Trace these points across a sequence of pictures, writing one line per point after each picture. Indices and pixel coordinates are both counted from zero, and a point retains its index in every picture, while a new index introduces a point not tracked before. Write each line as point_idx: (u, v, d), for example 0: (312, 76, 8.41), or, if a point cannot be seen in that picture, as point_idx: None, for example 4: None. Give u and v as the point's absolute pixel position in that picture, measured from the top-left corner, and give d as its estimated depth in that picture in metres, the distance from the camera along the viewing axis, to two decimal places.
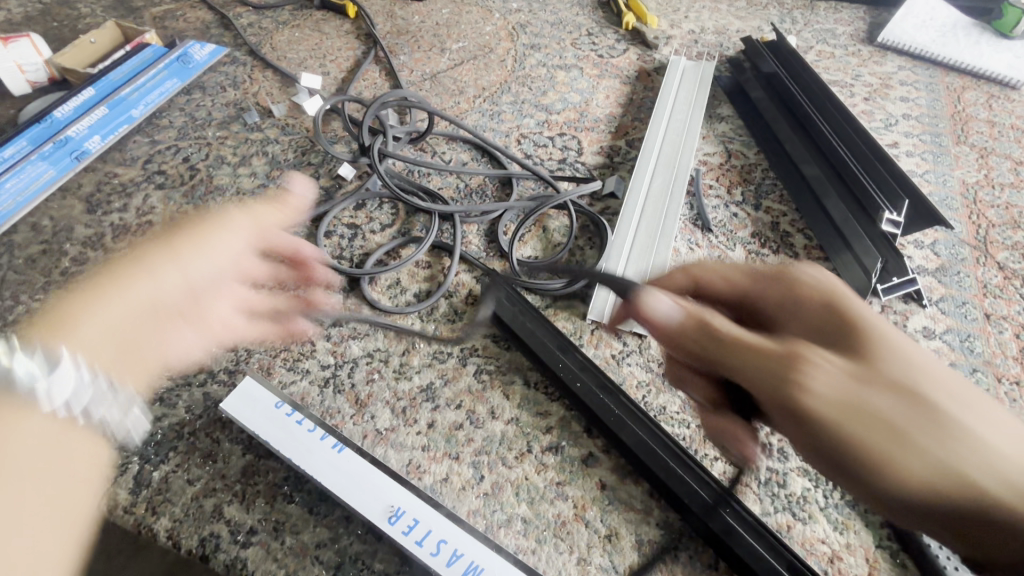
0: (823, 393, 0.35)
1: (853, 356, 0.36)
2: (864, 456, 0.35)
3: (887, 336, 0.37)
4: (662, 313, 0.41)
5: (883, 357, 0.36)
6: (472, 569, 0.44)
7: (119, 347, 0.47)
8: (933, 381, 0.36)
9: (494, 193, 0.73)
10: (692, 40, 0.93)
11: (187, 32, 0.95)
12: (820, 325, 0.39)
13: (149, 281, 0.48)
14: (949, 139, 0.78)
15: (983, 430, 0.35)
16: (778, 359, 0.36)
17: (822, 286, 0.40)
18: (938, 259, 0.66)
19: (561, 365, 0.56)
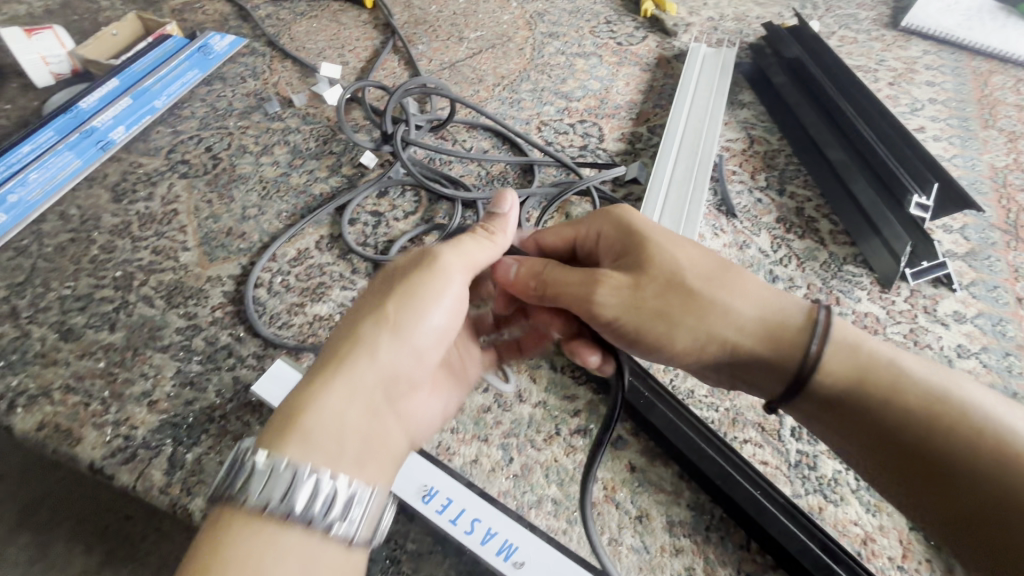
0: (609, 302, 0.48)
1: (633, 270, 0.49)
2: (650, 337, 0.48)
3: (654, 245, 0.49)
4: (507, 273, 0.54)
5: (652, 262, 0.48)
6: (507, 548, 0.44)
7: (369, 444, 0.43)
8: (692, 271, 0.48)
9: (516, 180, 0.73)
10: (712, 27, 0.92)
11: (206, 24, 0.95)
12: (618, 251, 0.51)
13: (384, 362, 0.44)
14: (976, 124, 0.77)
15: (730, 297, 0.47)
16: (578, 285, 0.49)
17: (614, 223, 0.52)
18: (968, 243, 0.65)
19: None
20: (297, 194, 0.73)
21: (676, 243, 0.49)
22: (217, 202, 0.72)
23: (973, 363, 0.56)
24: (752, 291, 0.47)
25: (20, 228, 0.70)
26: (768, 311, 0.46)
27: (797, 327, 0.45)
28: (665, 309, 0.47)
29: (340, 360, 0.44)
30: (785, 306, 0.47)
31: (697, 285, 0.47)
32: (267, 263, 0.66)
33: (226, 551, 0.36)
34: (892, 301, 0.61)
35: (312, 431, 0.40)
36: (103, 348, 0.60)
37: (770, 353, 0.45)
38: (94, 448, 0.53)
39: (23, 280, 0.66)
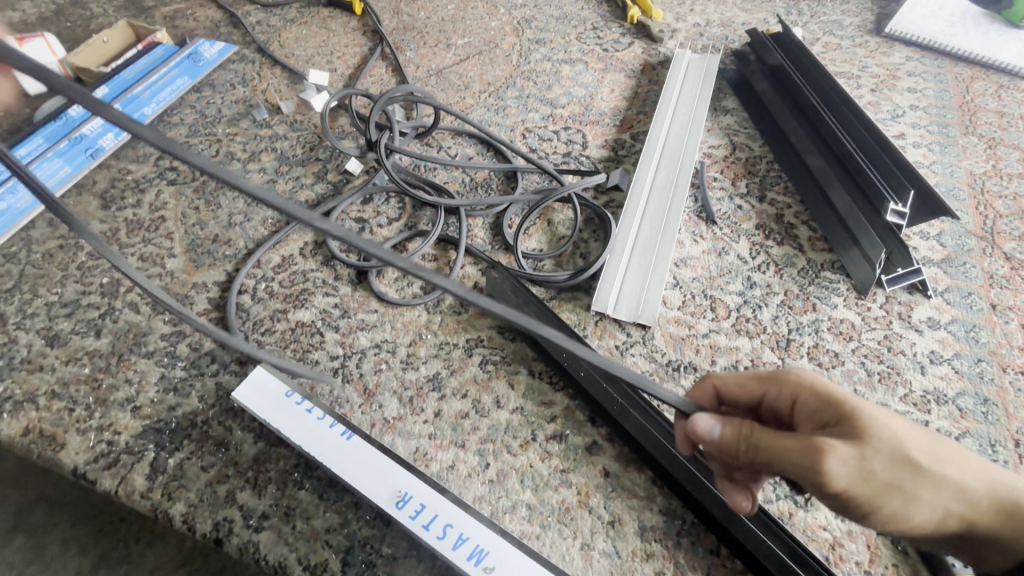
0: (842, 474, 0.36)
1: (859, 437, 0.38)
2: (879, 516, 0.38)
3: (878, 410, 0.39)
4: (708, 430, 0.41)
5: (880, 431, 0.38)
6: (477, 553, 0.45)
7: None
8: (923, 444, 0.39)
9: (499, 187, 0.74)
10: (697, 33, 0.93)
11: (197, 31, 0.96)
12: (821, 416, 0.41)
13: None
14: (957, 130, 0.77)
15: (966, 471, 0.39)
16: (805, 452, 0.37)
17: (807, 377, 0.42)
18: (944, 249, 0.65)
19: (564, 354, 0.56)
20: (283, 201, 0.74)
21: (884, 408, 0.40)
22: (204, 209, 0.73)
23: (945, 369, 0.57)
24: (974, 460, 0.40)
25: (8, 236, 0.70)
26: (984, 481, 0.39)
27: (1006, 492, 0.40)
28: (897, 485, 0.37)
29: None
30: (992, 471, 0.40)
31: (925, 458, 0.38)
32: (253, 270, 0.67)
33: None
34: (867, 308, 0.61)
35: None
36: (89, 354, 0.61)
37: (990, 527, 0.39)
38: (78, 453, 0.54)
39: (12, 287, 0.66)
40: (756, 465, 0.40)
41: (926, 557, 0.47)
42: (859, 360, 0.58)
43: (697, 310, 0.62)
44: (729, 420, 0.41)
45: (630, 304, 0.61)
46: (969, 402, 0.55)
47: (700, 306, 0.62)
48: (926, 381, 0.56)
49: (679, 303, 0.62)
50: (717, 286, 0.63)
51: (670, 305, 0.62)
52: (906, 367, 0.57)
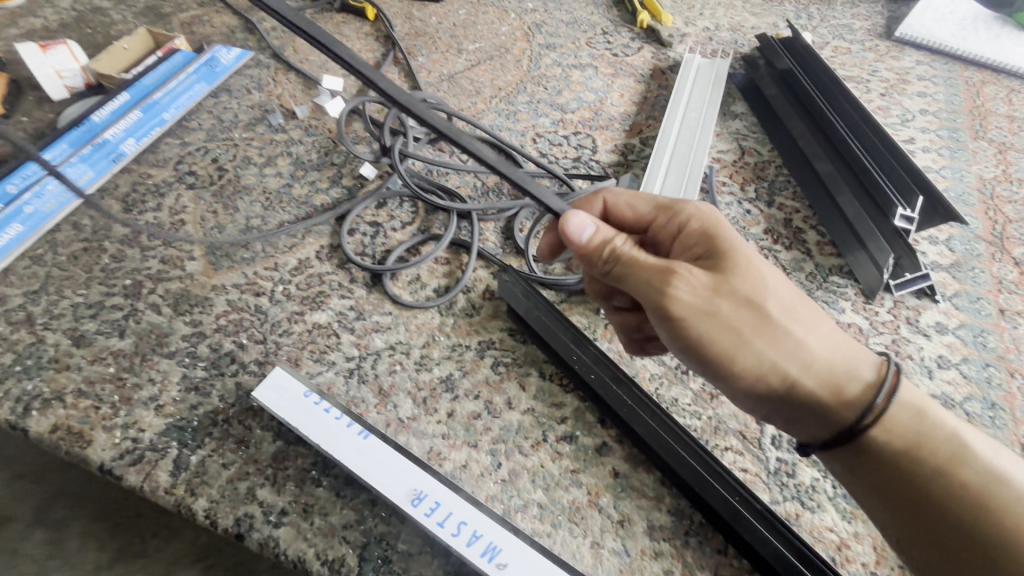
0: (681, 297, 0.44)
1: (716, 276, 0.45)
2: (704, 346, 0.44)
3: (752, 262, 0.46)
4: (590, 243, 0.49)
5: (739, 275, 0.45)
6: (491, 550, 0.46)
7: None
8: (780, 300, 0.45)
9: (510, 191, 0.75)
10: (707, 38, 0.94)
11: (213, 37, 0.98)
12: (701, 259, 0.48)
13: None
14: (967, 135, 0.77)
15: (815, 334, 0.45)
16: (660, 272, 0.45)
17: (709, 225, 0.48)
18: (953, 254, 0.66)
19: (575, 357, 0.58)
20: (299, 205, 0.75)
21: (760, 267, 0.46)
22: (222, 213, 0.75)
23: (953, 374, 0.57)
24: (832, 330, 0.46)
25: (36, 237, 0.72)
26: (832, 357, 0.45)
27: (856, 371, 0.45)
28: (728, 322, 0.44)
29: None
30: (847, 349, 0.45)
31: (774, 309, 0.44)
32: (271, 273, 0.69)
33: None
34: (875, 312, 0.62)
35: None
36: (113, 354, 0.63)
37: (820, 395, 0.44)
38: (104, 449, 0.56)
39: (38, 288, 0.68)
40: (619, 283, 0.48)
41: None
42: None
43: None
44: (606, 229, 0.49)
45: None
46: (977, 407, 0.55)
47: None
48: (933, 385, 0.57)
49: None
50: None
51: None
52: (914, 371, 0.58)
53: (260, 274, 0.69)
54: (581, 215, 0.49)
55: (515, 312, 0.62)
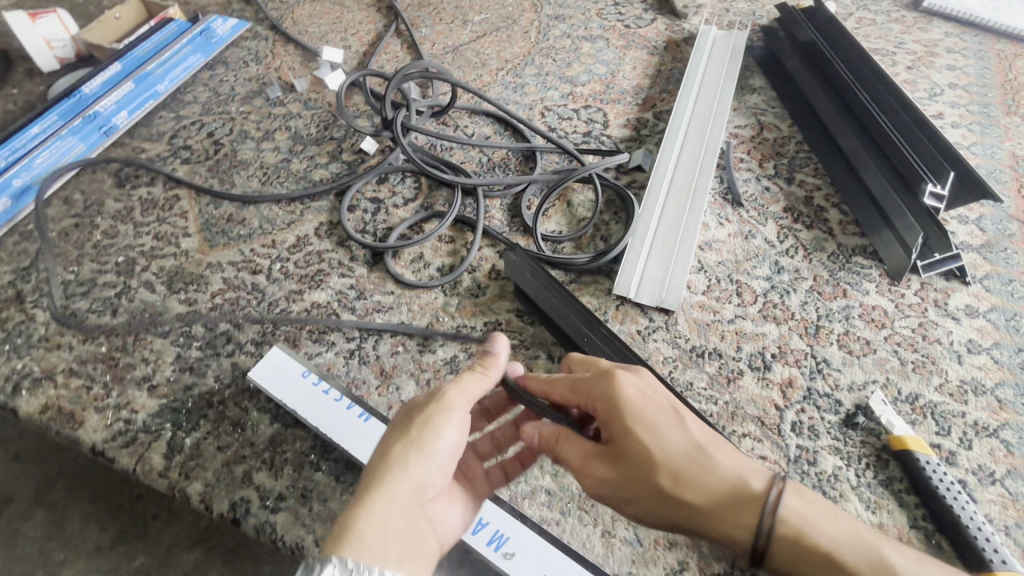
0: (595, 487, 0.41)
1: (615, 452, 0.40)
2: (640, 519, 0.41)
3: (635, 422, 0.39)
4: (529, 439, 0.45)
5: (631, 451, 0.39)
6: (497, 537, 0.45)
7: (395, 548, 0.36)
8: (672, 463, 0.38)
9: (517, 167, 0.72)
10: (723, 9, 0.89)
11: (209, 7, 0.94)
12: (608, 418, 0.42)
13: (445, 405, 0.41)
14: (998, 110, 0.74)
15: (710, 483, 0.37)
16: (571, 460, 0.43)
17: (601, 382, 0.42)
18: (984, 234, 0.63)
19: (586, 340, 0.55)
20: (297, 179, 0.73)
21: (656, 423, 0.39)
22: (218, 188, 0.72)
23: (984, 359, 0.55)
24: (737, 465, 0.38)
25: (26, 212, 0.69)
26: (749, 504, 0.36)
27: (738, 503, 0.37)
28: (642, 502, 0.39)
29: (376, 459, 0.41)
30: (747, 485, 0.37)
31: (667, 481, 0.38)
32: (268, 250, 0.66)
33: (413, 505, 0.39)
34: (902, 295, 0.59)
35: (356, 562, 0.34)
36: (105, 333, 0.60)
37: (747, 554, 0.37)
38: (96, 431, 0.54)
39: (28, 265, 0.65)
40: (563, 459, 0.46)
41: (962, 555, 0.44)
42: (892, 348, 0.55)
43: (722, 294, 0.59)
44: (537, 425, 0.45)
45: (654, 287, 0.60)
46: (1010, 393, 0.53)
47: (726, 291, 0.60)
48: (963, 371, 0.54)
49: (704, 287, 0.60)
50: (743, 271, 0.61)
51: (694, 290, 0.60)
52: (942, 357, 0.55)
53: (258, 251, 0.66)
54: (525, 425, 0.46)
55: (524, 292, 0.59)
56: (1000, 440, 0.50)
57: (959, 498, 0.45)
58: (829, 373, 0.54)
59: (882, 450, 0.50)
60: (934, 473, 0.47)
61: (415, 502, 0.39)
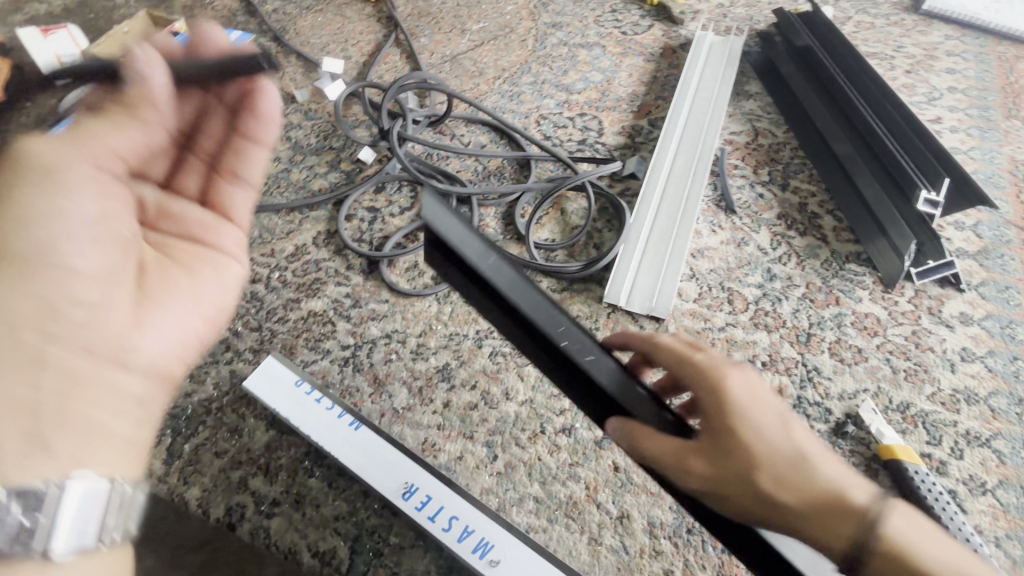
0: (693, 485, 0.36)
1: (722, 447, 0.36)
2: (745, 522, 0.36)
3: (744, 417, 0.35)
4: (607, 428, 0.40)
5: (738, 448, 0.35)
6: (482, 546, 0.45)
7: (47, 418, 0.33)
8: (782, 465, 0.34)
9: (512, 175, 0.73)
10: (720, 14, 0.89)
11: (215, 20, 0.96)
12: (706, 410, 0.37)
13: (33, 165, 0.36)
14: (998, 114, 0.73)
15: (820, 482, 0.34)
16: (670, 453, 0.36)
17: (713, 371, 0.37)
18: (981, 241, 0.62)
19: (566, 336, 0.38)
20: (297, 189, 0.74)
21: (763, 415, 0.36)
22: None
23: (977, 367, 0.54)
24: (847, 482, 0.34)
25: None
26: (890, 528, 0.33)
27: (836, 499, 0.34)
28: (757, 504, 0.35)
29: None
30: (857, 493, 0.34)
31: (772, 484, 0.34)
32: (267, 259, 0.67)
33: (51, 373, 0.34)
34: (895, 302, 0.59)
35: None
36: None
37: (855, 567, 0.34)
38: None
39: None
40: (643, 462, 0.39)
41: None
42: (884, 356, 0.55)
43: (713, 302, 0.60)
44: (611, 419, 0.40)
45: (646, 295, 0.60)
46: (1002, 402, 0.53)
47: (717, 298, 0.60)
48: (956, 379, 0.54)
49: (695, 295, 0.60)
50: (735, 278, 0.61)
51: (686, 297, 0.60)
52: (935, 365, 0.55)
53: (257, 260, 0.67)
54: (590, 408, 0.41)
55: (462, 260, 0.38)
56: (992, 449, 0.50)
57: (947, 508, 0.45)
58: (819, 381, 0.54)
59: (871, 460, 0.50)
60: (921, 483, 0.47)
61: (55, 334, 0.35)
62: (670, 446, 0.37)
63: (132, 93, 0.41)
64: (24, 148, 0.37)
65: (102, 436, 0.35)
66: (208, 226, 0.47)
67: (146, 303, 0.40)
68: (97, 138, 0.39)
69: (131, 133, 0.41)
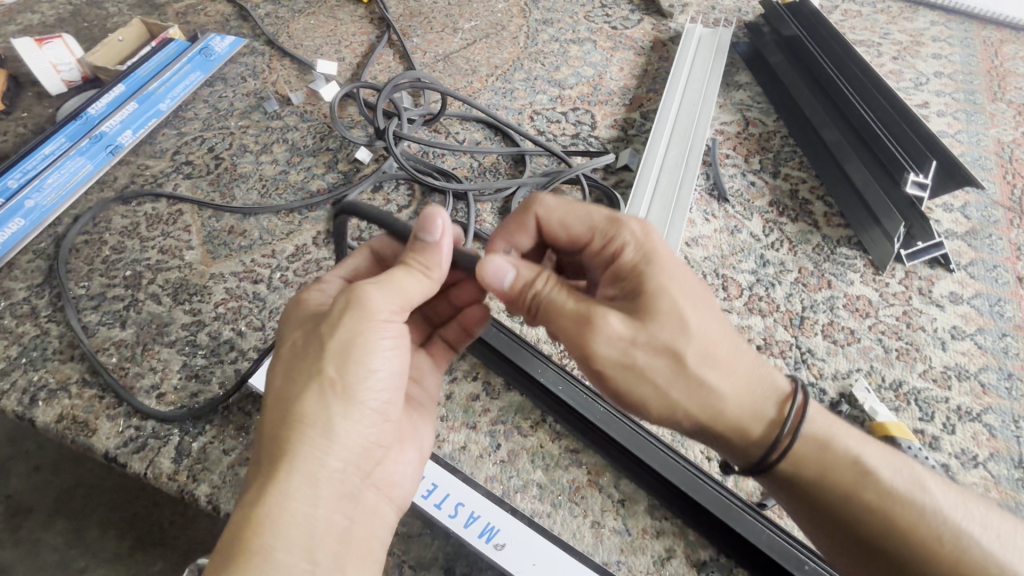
0: (603, 353, 0.39)
1: (639, 317, 0.39)
2: (632, 391, 0.40)
3: (667, 293, 0.40)
4: (496, 276, 0.42)
5: (663, 324, 0.39)
6: (488, 530, 0.46)
7: (347, 546, 0.38)
8: (703, 346, 0.39)
9: (507, 171, 0.74)
10: (709, 7, 0.90)
11: (208, 25, 0.96)
12: (629, 289, 0.41)
13: (372, 319, 0.39)
14: (984, 97, 0.74)
15: (738, 372, 0.40)
16: (582, 320, 0.40)
17: (635, 250, 0.42)
18: (969, 222, 0.64)
19: (539, 370, 0.54)
20: (295, 190, 0.75)
21: (691, 299, 0.40)
22: (219, 202, 0.74)
23: (968, 345, 0.56)
24: (753, 371, 0.41)
25: (38, 231, 0.72)
26: (754, 400, 0.41)
27: (831, 451, 0.41)
28: (658, 375, 0.39)
29: (246, 551, 0.34)
30: (768, 379, 0.42)
31: (695, 359, 0.39)
32: (268, 260, 0.69)
33: (348, 500, 0.39)
34: (886, 284, 0.60)
35: (314, 539, 0.36)
36: (115, 344, 0.63)
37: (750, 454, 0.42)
38: (108, 437, 0.56)
39: (42, 282, 0.68)
40: (536, 319, 0.43)
41: None
42: (876, 336, 0.56)
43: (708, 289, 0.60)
44: (529, 268, 0.42)
45: None
46: (993, 377, 0.54)
47: (712, 285, 0.61)
48: (947, 357, 0.55)
49: None
50: (729, 265, 0.62)
51: None
52: (926, 344, 0.56)
53: (258, 261, 0.69)
54: (502, 257, 0.43)
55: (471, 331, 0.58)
56: (983, 424, 0.51)
57: None
58: (813, 363, 0.55)
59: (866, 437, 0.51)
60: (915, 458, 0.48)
61: (357, 469, 0.40)
62: (579, 312, 0.40)
63: (435, 261, 0.43)
64: (365, 295, 0.40)
65: (369, 561, 0.40)
66: (424, 370, 0.51)
67: (405, 442, 0.45)
68: (407, 295, 0.42)
69: (421, 289, 0.43)
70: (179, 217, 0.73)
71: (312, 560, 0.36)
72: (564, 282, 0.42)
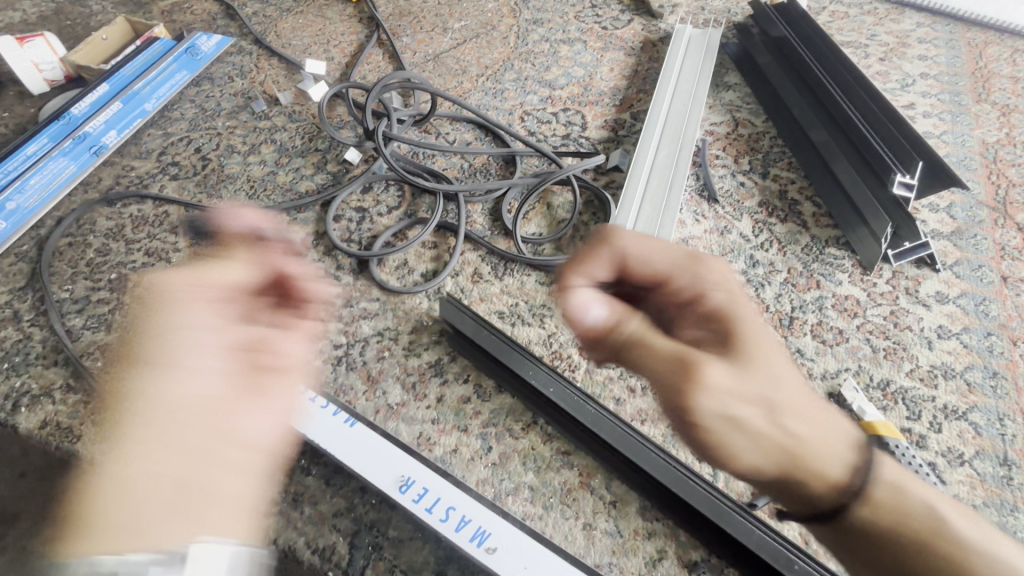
0: (706, 407, 0.33)
1: (742, 367, 0.34)
2: (724, 449, 0.35)
3: (761, 343, 0.35)
4: (585, 311, 0.37)
5: (766, 377, 0.34)
6: (480, 534, 0.46)
7: (180, 516, 0.31)
8: (796, 400, 0.35)
9: (498, 171, 0.74)
10: (698, 7, 0.91)
11: (194, 24, 0.95)
12: (721, 335, 0.36)
13: (160, 294, 0.36)
14: (969, 98, 0.75)
15: (828, 427, 0.36)
16: (684, 369, 0.34)
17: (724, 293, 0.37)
18: (954, 222, 0.64)
19: (530, 372, 0.54)
20: (283, 191, 0.74)
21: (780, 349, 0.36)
22: (206, 203, 0.73)
23: (954, 344, 0.56)
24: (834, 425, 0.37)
25: (20, 234, 0.70)
26: (834, 457, 0.36)
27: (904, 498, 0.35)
28: (758, 433, 0.34)
29: (77, 524, 0.30)
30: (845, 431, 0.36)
31: (793, 416, 0.34)
32: None
33: (186, 464, 0.32)
34: (873, 284, 0.60)
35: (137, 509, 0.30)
36: (101, 348, 0.62)
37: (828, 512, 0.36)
38: (94, 443, 0.55)
39: (24, 285, 0.67)
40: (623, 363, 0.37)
41: None
42: (864, 336, 0.57)
43: None
44: (621, 308, 0.37)
45: None
46: (979, 376, 0.54)
47: None
48: (933, 356, 0.56)
49: None
50: None
51: None
52: (913, 343, 0.56)
53: None
54: (591, 291, 0.38)
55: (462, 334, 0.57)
56: (968, 422, 0.52)
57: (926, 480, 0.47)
58: (802, 363, 0.55)
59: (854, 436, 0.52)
60: (902, 456, 0.48)
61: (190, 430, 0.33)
62: (682, 360, 0.34)
63: (245, 244, 0.39)
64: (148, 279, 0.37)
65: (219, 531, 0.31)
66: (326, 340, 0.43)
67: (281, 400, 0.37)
68: (199, 272, 0.37)
69: (231, 268, 0.38)
70: (165, 219, 0.72)
71: (120, 528, 0.30)
72: (654, 325, 0.37)
